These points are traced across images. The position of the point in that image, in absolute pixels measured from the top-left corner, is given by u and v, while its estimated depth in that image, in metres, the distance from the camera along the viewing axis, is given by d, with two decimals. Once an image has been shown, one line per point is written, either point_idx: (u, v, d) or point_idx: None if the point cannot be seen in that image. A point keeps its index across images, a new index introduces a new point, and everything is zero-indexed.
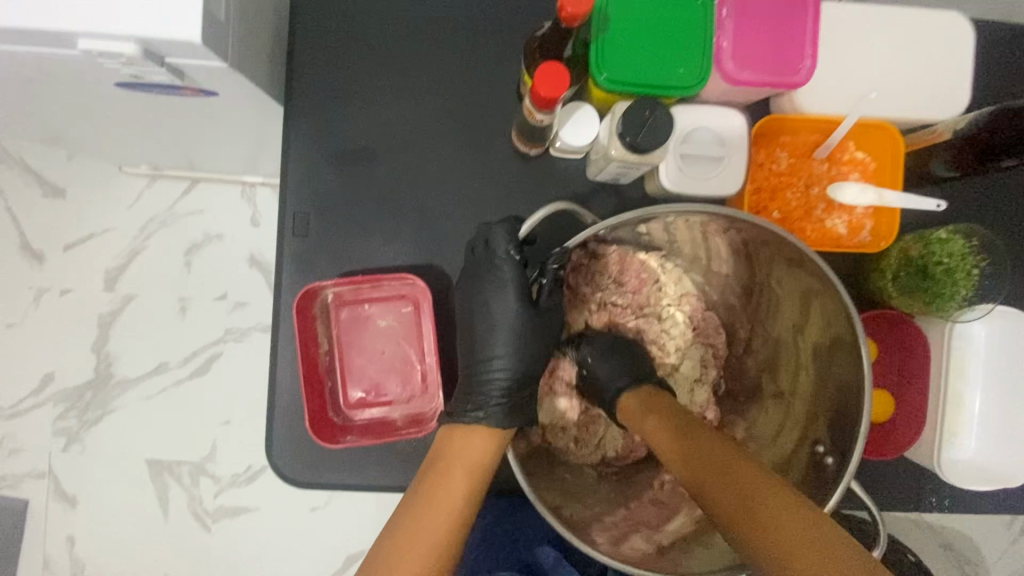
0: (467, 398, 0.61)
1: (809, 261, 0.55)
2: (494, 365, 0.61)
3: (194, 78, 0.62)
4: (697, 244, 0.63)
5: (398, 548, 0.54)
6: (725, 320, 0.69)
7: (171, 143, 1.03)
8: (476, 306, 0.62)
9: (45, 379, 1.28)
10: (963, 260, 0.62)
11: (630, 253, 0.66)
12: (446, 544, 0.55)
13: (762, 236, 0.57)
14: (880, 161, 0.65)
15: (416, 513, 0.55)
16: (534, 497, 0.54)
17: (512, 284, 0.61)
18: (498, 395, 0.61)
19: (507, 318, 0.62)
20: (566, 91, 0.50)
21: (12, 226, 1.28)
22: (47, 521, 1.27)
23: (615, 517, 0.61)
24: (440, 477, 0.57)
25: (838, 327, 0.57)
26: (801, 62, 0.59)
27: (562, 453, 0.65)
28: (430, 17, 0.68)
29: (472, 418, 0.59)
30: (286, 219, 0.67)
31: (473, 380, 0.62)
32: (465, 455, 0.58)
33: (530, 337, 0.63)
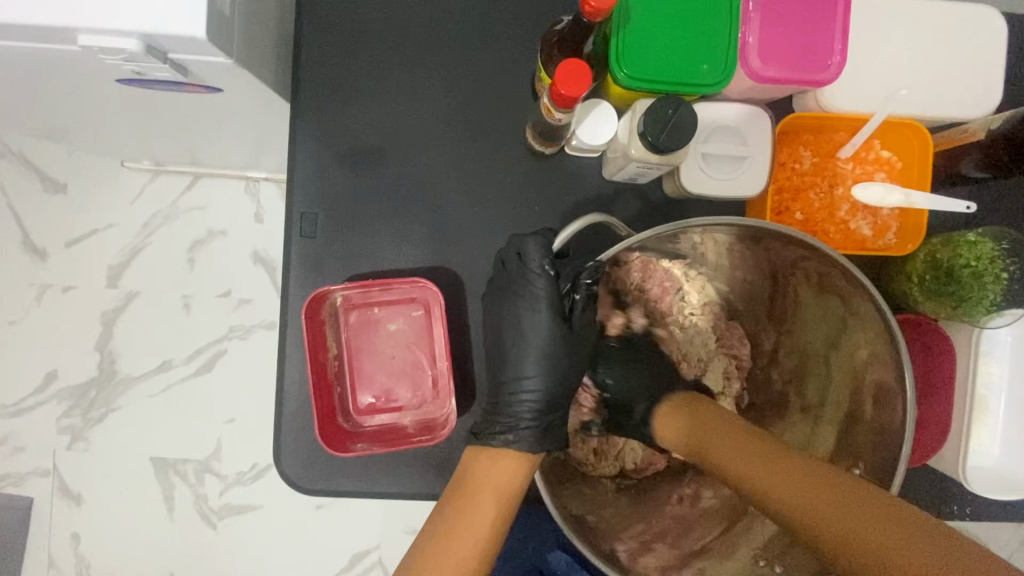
0: (497, 419, 0.59)
1: (844, 273, 0.53)
2: (525, 385, 0.59)
3: (198, 74, 0.60)
4: (724, 252, 0.61)
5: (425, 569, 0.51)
6: (749, 330, 0.68)
7: (173, 139, 1.01)
8: (504, 322, 0.60)
9: (48, 377, 1.27)
10: (992, 263, 0.60)
11: (654, 260, 0.63)
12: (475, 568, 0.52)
13: (796, 246, 0.54)
14: (907, 160, 0.63)
15: (439, 540, 0.53)
16: (557, 515, 0.52)
17: (547, 303, 0.59)
18: (531, 415, 0.58)
19: (538, 336, 0.59)
20: (586, 91, 0.48)
21: (13, 223, 1.26)
22: (52, 519, 1.27)
23: (632, 533, 0.59)
24: (467, 502, 0.54)
25: (877, 344, 0.54)
26: (830, 58, 0.57)
27: (579, 465, 0.63)
28: (442, 11, 0.65)
29: (505, 440, 0.57)
30: (294, 220, 0.65)
31: (503, 401, 0.60)
32: (493, 479, 0.55)
33: (563, 355, 0.60)
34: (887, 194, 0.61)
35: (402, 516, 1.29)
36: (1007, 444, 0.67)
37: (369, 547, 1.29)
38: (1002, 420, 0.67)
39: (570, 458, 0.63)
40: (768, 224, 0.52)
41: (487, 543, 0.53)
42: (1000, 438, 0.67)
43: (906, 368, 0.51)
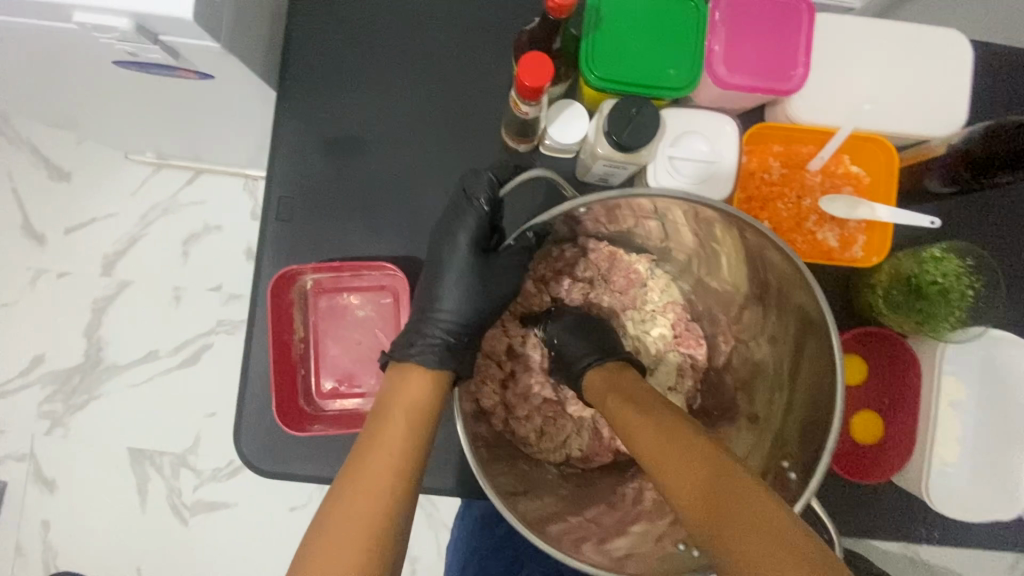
0: (412, 336, 0.60)
1: (785, 264, 0.53)
2: (440, 307, 0.61)
3: (190, 58, 0.63)
4: (682, 243, 0.62)
5: (356, 467, 0.51)
6: (708, 332, 0.69)
7: (175, 132, 1.04)
8: (433, 258, 0.62)
9: (34, 361, 1.28)
10: (958, 280, 0.62)
11: (620, 251, 0.67)
12: (406, 465, 0.52)
13: (742, 235, 0.54)
14: (874, 176, 0.64)
15: (353, 465, 0.52)
16: (489, 489, 0.51)
17: (467, 229, 0.59)
18: (441, 336, 0.59)
19: (457, 269, 0.60)
20: (549, 83, 0.51)
21: (15, 207, 1.29)
22: (24, 505, 1.26)
23: (577, 518, 0.59)
24: (380, 421, 0.54)
25: (818, 339, 0.53)
26: (794, 69, 0.59)
27: (523, 445, 0.63)
28: (428, 13, 0.68)
29: (409, 358, 0.58)
30: (270, 204, 0.67)
31: (418, 322, 0.61)
32: (404, 398, 0.55)
33: (477, 284, 0.61)
34: (855, 206, 0.63)
35: None
36: (974, 468, 0.66)
37: None
38: (967, 441, 0.66)
39: (513, 439, 0.63)
40: (714, 205, 0.51)
41: (406, 461, 0.52)
42: (966, 460, 0.66)
43: (838, 373, 0.50)
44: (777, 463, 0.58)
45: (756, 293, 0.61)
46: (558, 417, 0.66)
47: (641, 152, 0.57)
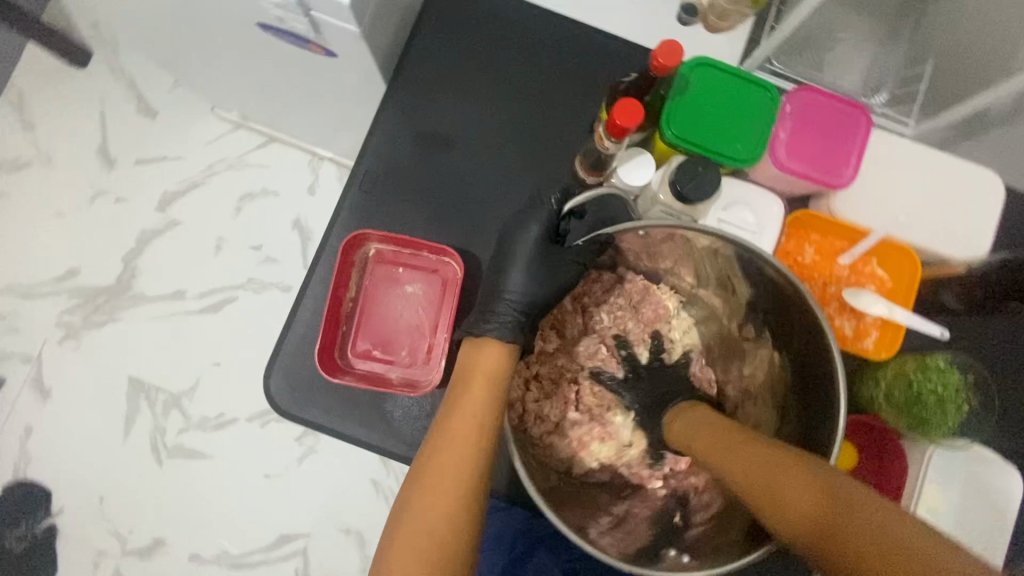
0: (484, 313, 0.66)
1: (808, 317, 0.60)
2: (509, 289, 0.66)
3: (325, 36, 0.71)
4: (714, 287, 0.69)
5: (443, 438, 0.60)
6: (720, 379, 0.73)
7: (268, 98, 1.13)
8: (506, 246, 0.68)
9: (68, 273, 1.33)
10: (956, 393, 0.66)
11: (654, 285, 0.72)
12: (483, 435, 0.60)
13: (773, 287, 0.62)
14: (896, 282, 0.70)
15: (439, 436, 0.60)
16: (520, 468, 0.58)
17: (540, 223, 0.66)
18: (511, 314, 0.65)
19: (525, 257, 0.66)
20: (635, 127, 0.59)
21: (97, 129, 1.37)
22: (15, 405, 1.29)
23: (578, 512, 0.64)
24: (462, 385, 0.62)
25: (828, 394, 0.59)
26: (844, 169, 0.67)
27: (533, 441, 0.67)
28: (536, 50, 0.77)
29: (485, 330, 0.64)
30: (356, 175, 0.74)
31: (489, 298, 0.67)
32: (483, 365, 0.63)
33: (546, 270, 0.66)
34: (873, 302, 0.68)
35: (341, 511, 1.28)
36: None
37: (299, 532, 1.27)
38: None
39: (525, 435, 0.67)
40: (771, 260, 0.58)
41: (487, 417, 0.60)
42: None
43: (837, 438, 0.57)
44: None
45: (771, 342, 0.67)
46: (568, 424, 0.71)
47: (698, 207, 0.64)
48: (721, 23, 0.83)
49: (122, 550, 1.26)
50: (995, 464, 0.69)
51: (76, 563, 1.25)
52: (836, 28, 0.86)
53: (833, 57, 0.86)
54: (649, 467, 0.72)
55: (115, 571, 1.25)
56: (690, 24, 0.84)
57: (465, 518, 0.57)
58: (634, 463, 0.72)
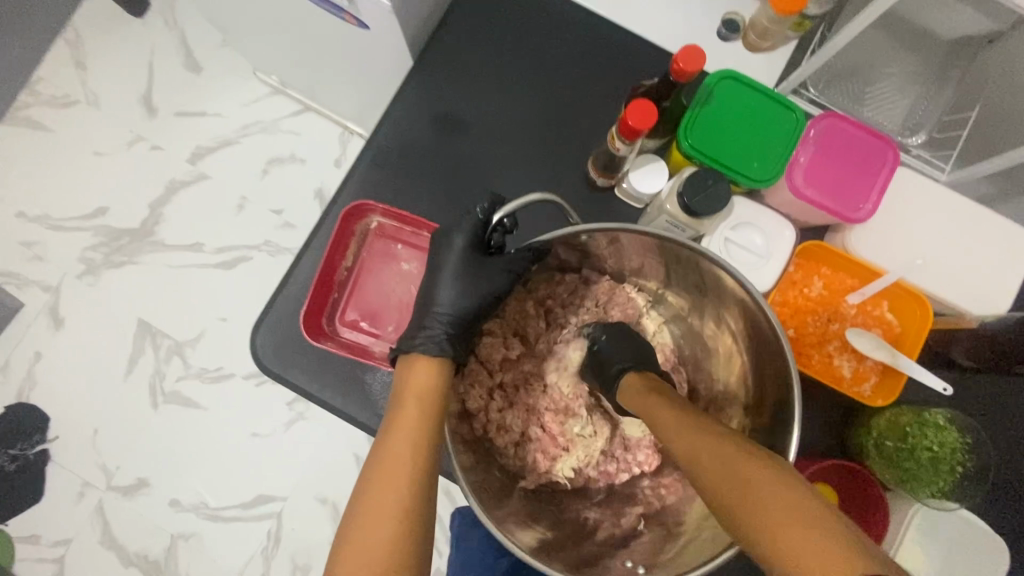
0: (413, 330, 0.64)
1: (762, 320, 0.56)
2: (439, 307, 0.63)
3: (359, 7, 0.71)
4: (680, 288, 0.67)
5: (375, 469, 0.55)
6: (689, 377, 0.72)
7: (307, 67, 1.14)
8: (434, 263, 0.65)
9: (97, 212, 1.38)
10: (952, 453, 0.64)
11: (619, 285, 0.72)
12: (417, 459, 0.55)
13: (732, 298, 0.59)
14: (905, 329, 0.67)
15: (371, 468, 0.55)
16: (457, 471, 0.55)
17: (462, 235, 0.63)
18: (444, 328, 0.63)
19: (451, 269, 0.63)
20: (647, 129, 0.57)
21: (144, 76, 1.41)
22: (29, 330, 1.34)
23: (541, 526, 0.63)
24: (395, 407, 0.58)
25: (785, 394, 0.56)
26: (862, 204, 0.64)
27: (500, 454, 0.67)
28: (566, 47, 0.77)
29: (413, 346, 0.62)
30: (369, 148, 0.75)
31: (420, 314, 0.65)
32: (415, 384, 0.60)
33: (475, 284, 0.63)
34: (875, 347, 0.65)
35: (320, 481, 1.29)
36: None
37: (277, 496, 1.29)
38: None
39: (490, 445, 0.67)
40: (735, 274, 0.54)
41: (422, 438, 0.56)
42: None
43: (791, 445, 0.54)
44: None
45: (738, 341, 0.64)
46: (535, 428, 0.70)
47: (704, 221, 0.63)
48: (762, 44, 0.82)
49: (107, 485, 1.30)
50: (987, 532, 0.67)
51: (63, 490, 1.29)
52: (880, 64, 0.83)
53: (876, 91, 0.83)
54: (614, 460, 0.71)
55: (97, 505, 1.29)
56: (731, 40, 0.82)
57: (406, 558, 0.51)
58: (602, 460, 0.71)
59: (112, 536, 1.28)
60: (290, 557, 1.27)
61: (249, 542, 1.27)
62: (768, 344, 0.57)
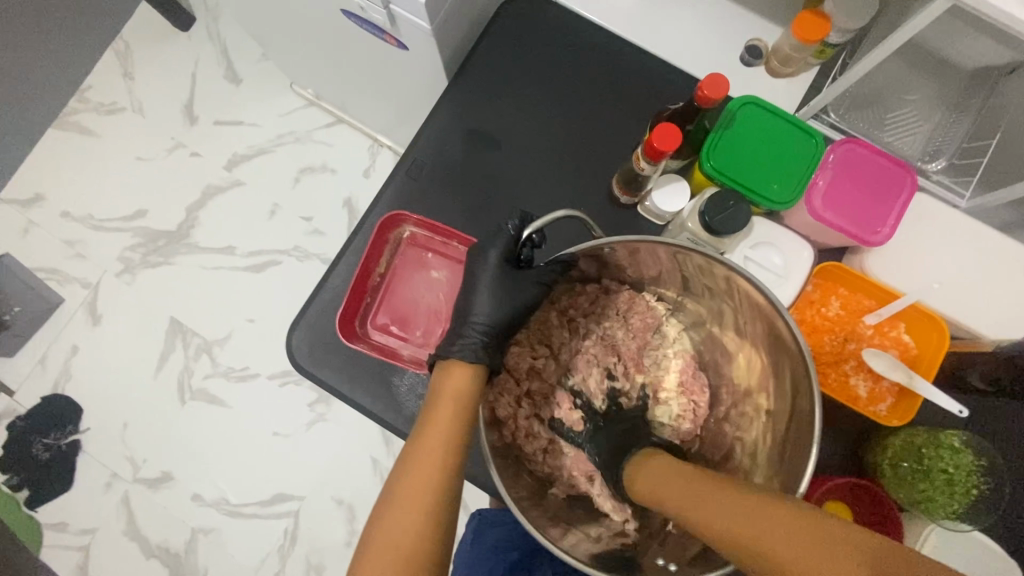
0: (452, 336, 0.65)
1: (781, 332, 0.58)
2: (474, 317, 0.65)
3: (399, 29, 0.76)
4: (699, 297, 0.70)
5: (409, 465, 0.57)
6: (712, 382, 0.74)
7: (343, 82, 1.20)
8: (471, 273, 0.67)
9: (137, 214, 1.44)
10: (968, 476, 0.64)
11: (640, 295, 0.74)
12: (449, 460, 0.58)
13: (751, 310, 0.62)
14: (922, 350, 0.69)
15: (405, 464, 0.58)
16: (495, 475, 0.58)
17: (497, 250, 0.66)
18: (479, 338, 0.64)
19: (487, 283, 0.65)
20: (671, 151, 0.60)
21: (186, 87, 1.48)
22: (67, 325, 1.40)
23: (572, 528, 0.66)
24: (430, 406, 0.61)
25: (805, 400, 0.58)
26: (880, 227, 0.65)
27: (528, 459, 0.70)
28: (594, 70, 0.80)
29: (451, 352, 0.63)
30: (404, 161, 0.79)
31: (456, 325, 0.66)
32: (451, 386, 0.61)
33: (510, 294, 0.65)
34: (891, 367, 0.67)
35: (338, 482, 1.32)
36: None
37: (295, 494, 1.32)
38: None
39: (521, 451, 0.69)
40: (762, 288, 0.56)
41: (454, 439, 0.58)
42: None
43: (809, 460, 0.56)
44: None
45: (758, 349, 0.65)
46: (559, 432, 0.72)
47: (724, 239, 0.65)
48: (783, 69, 0.84)
49: (134, 476, 1.34)
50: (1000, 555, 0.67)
51: (91, 480, 1.34)
52: (900, 91, 0.85)
53: (895, 118, 0.85)
54: None
55: (124, 495, 1.34)
56: (753, 65, 0.85)
57: (432, 552, 0.54)
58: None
59: (136, 527, 1.32)
60: (306, 555, 1.29)
61: (267, 539, 1.31)
62: (788, 353, 0.59)
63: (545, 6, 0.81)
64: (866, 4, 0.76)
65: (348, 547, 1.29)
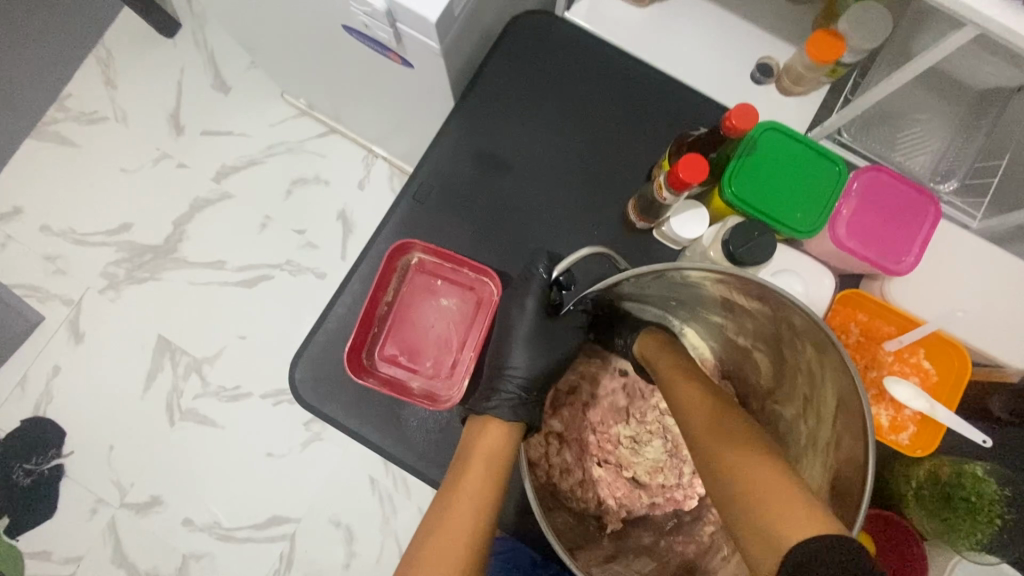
0: (488, 391, 0.65)
1: (806, 329, 0.54)
2: (512, 370, 0.66)
3: (405, 47, 0.72)
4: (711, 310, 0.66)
5: (438, 525, 0.57)
6: (739, 390, 0.73)
7: (337, 91, 1.15)
8: (506, 321, 0.67)
9: (120, 227, 1.38)
10: (991, 505, 0.62)
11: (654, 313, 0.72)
12: (477, 523, 0.57)
13: (766, 315, 0.59)
14: (943, 377, 0.68)
15: (433, 523, 0.58)
16: (536, 510, 0.55)
17: (533, 297, 0.66)
18: (516, 391, 0.64)
19: (524, 335, 0.66)
20: (697, 182, 0.59)
21: (171, 96, 1.42)
22: (48, 344, 1.34)
23: (622, 564, 0.63)
24: (461, 466, 0.60)
25: (842, 399, 0.54)
26: (905, 256, 0.65)
27: (565, 496, 0.69)
28: (606, 89, 0.78)
29: (488, 408, 0.63)
30: (412, 184, 0.76)
31: (493, 376, 0.66)
32: (484, 445, 0.61)
33: (546, 345, 0.66)
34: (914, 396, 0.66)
35: (334, 504, 1.28)
36: None
37: (291, 516, 1.28)
38: None
39: (556, 489, 0.69)
40: (780, 292, 0.52)
41: (484, 502, 0.58)
42: None
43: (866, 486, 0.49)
44: None
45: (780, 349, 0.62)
46: (593, 464, 0.71)
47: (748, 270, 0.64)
48: (796, 88, 0.83)
49: (120, 501, 1.29)
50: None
51: (74, 506, 1.28)
52: (912, 111, 0.84)
53: (906, 139, 0.84)
54: (683, 489, 0.70)
55: (110, 521, 1.28)
56: (764, 84, 0.84)
57: None
58: (669, 487, 0.71)
59: (124, 554, 1.27)
60: None
61: (262, 563, 1.26)
62: (818, 349, 0.55)
63: (554, 23, 0.79)
64: (882, 24, 0.74)
65: (346, 570, 1.25)
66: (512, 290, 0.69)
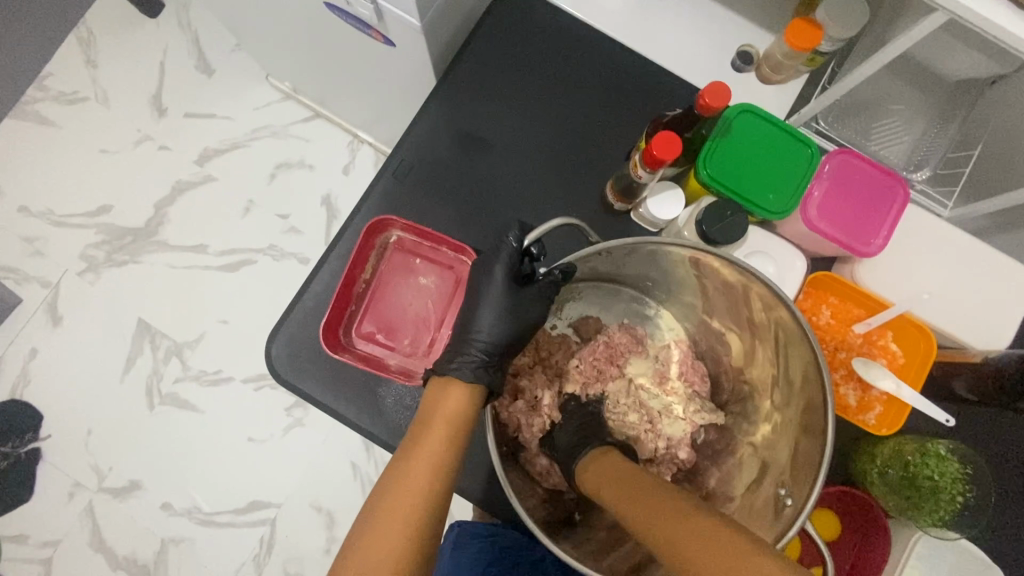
0: (452, 353, 0.64)
1: (778, 307, 0.56)
2: (477, 335, 0.64)
3: (385, 24, 0.72)
4: (687, 290, 0.67)
5: (395, 483, 0.57)
6: (712, 370, 0.73)
7: (321, 74, 1.15)
8: (475, 287, 0.67)
9: (100, 209, 1.36)
10: (954, 483, 0.65)
11: (630, 295, 0.74)
12: (435, 481, 0.57)
13: (741, 293, 0.61)
14: (909, 359, 0.69)
15: (390, 480, 0.57)
16: (506, 482, 0.55)
17: (502, 264, 0.65)
18: (480, 355, 0.63)
19: (492, 302, 0.65)
20: (670, 159, 0.61)
21: (154, 77, 1.40)
22: (26, 325, 1.32)
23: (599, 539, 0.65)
24: (421, 428, 0.60)
25: (808, 375, 0.57)
26: (872, 239, 0.66)
27: (539, 475, 0.68)
28: (587, 73, 0.78)
29: (450, 370, 0.62)
30: (392, 162, 0.76)
31: (458, 340, 0.65)
32: (447, 407, 0.61)
33: (515, 312, 0.64)
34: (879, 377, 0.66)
35: (316, 489, 1.28)
36: None
37: (271, 502, 1.28)
38: None
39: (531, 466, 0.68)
40: (754, 271, 0.56)
41: (444, 463, 0.58)
42: None
43: (827, 446, 0.54)
44: (774, 490, 0.61)
45: (752, 327, 0.64)
46: None
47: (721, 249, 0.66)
48: (774, 76, 0.84)
49: (98, 486, 1.28)
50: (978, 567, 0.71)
51: (52, 491, 1.27)
52: (889, 99, 0.85)
53: (882, 128, 0.85)
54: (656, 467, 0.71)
55: (87, 506, 1.27)
56: (743, 71, 0.85)
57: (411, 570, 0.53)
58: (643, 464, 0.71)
59: (102, 538, 1.26)
60: (281, 565, 1.25)
61: (242, 547, 1.26)
62: (789, 328, 0.57)
63: (537, 5, 0.79)
64: (859, 12, 0.75)
65: (326, 555, 1.26)
66: (483, 258, 0.68)
